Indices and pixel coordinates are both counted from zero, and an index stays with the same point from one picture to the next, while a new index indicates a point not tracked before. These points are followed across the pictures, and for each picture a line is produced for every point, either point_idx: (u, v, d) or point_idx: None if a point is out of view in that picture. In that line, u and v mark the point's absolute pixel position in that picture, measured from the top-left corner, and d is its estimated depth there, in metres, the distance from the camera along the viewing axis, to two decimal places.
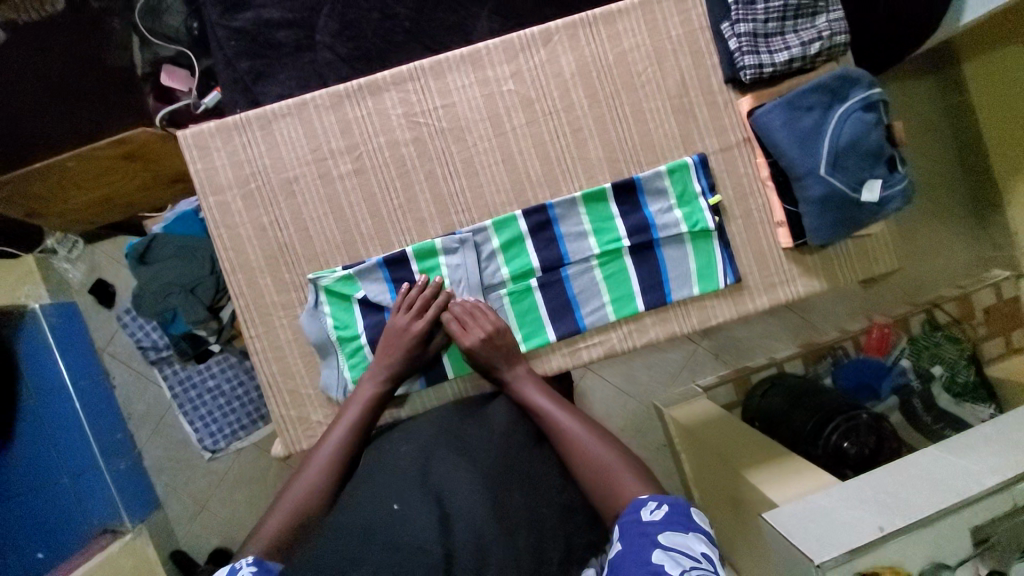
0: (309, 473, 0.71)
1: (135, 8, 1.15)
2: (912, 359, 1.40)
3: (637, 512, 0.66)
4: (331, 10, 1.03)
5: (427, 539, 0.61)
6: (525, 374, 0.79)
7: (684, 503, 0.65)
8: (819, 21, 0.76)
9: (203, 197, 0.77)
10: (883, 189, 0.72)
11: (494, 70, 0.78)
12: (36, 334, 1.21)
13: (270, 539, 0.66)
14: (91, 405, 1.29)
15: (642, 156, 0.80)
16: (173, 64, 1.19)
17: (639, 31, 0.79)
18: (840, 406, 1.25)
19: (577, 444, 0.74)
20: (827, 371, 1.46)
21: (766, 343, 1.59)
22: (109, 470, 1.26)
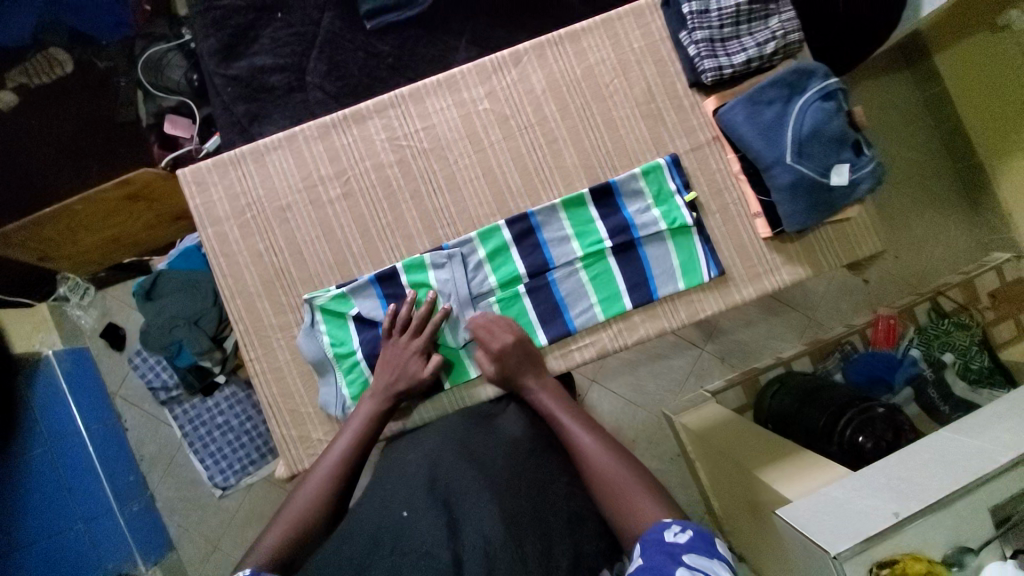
0: (316, 480, 0.71)
1: (138, 67, 1.30)
2: (923, 348, 1.40)
3: (659, 533, 0.60)
4: (319, 53, 1.11)
5: (435, 544, 0.59)
6: (541, 384, 0.80)
7: (709, 530, 0.59)
8: (772, 22, 0.80)
9: (202, 229, 0.82)
10: (852, 172, 0.74)
11: (469, 92, 0.83)
12: (52, 380, 1.26)
13: (275, 548, 0.64)
14: (105, 449, 1.32)
15: (616, 161, 0.84)
16: (175, 114, 1.31)
17: (604, 47, 0.84)
18: (852, 400, 1.23)
19: (583, 452, 0.73)
20: (837, 367, 1.45)
21: (772, 343, 1.55)
22: (122, 513, 1.27)
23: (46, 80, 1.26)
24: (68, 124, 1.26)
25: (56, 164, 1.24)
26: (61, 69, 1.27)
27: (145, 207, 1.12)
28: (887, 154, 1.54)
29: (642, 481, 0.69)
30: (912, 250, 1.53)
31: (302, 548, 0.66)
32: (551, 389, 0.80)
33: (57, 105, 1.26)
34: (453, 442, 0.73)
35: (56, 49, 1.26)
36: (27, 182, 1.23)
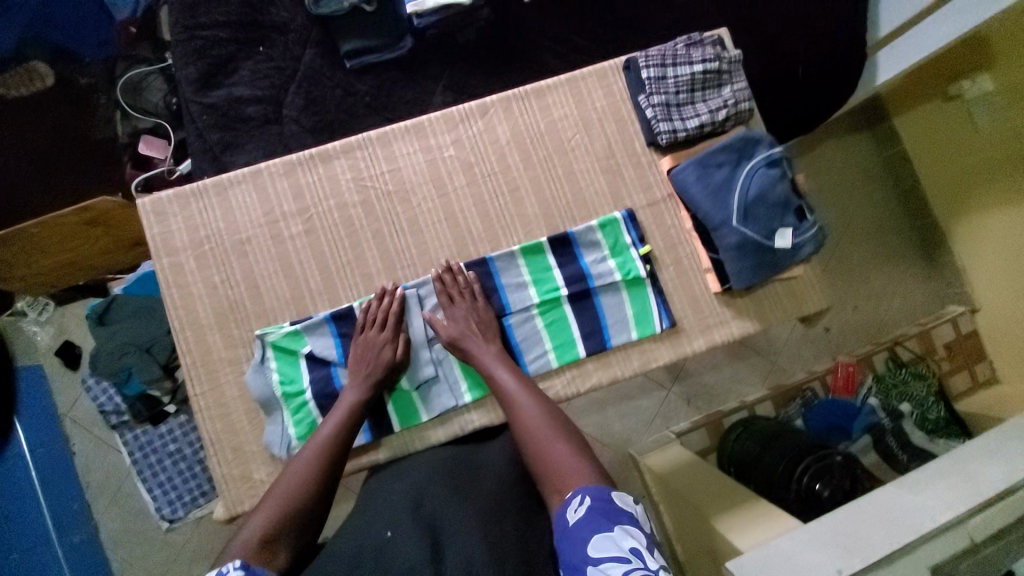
0: (301, 461, 0.71)
1: (117, 87, 1.31)
2: (881, 398, 1.43)
3: (563, 518, 0.61)
4: (297, 88, 1.14)
5: (418, 561, 0.55)
6: (475, 347, 0.78)
7: (604, 490, 0.62)
8: (724, 91, 0.86)
9: (157, 259, 0.81)
10: (795, 236, 0.78)
11: (436, 139, 0.86)
12: None
13: (262, 533, 0.63)
14: (49, 475, 1.26)
15: (576, 211, 0.86)
16: (151, 135, 1.33)
17: (568, 103, 0.88)
18: (813, 446, 1.25)
19: (530, 433, 0.72)
20: (798, 413, 1.47)
21: (737, 388, 1.56)
22: (60, 545, 1.21)
23: (23, 93, 1.21)
24: (40, 139, 1.23)
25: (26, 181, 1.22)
26: (42, 83, 1.23)
27: (102, 233, 1.09)
28: (848, 210, 1.58)
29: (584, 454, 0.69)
30: (871, 302, 1.58)
31: (291, 528, 0.65)
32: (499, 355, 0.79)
33: (24, 117, 1.21)
34: (437, 478, 0.72)
35: (36, 62, 1.20)
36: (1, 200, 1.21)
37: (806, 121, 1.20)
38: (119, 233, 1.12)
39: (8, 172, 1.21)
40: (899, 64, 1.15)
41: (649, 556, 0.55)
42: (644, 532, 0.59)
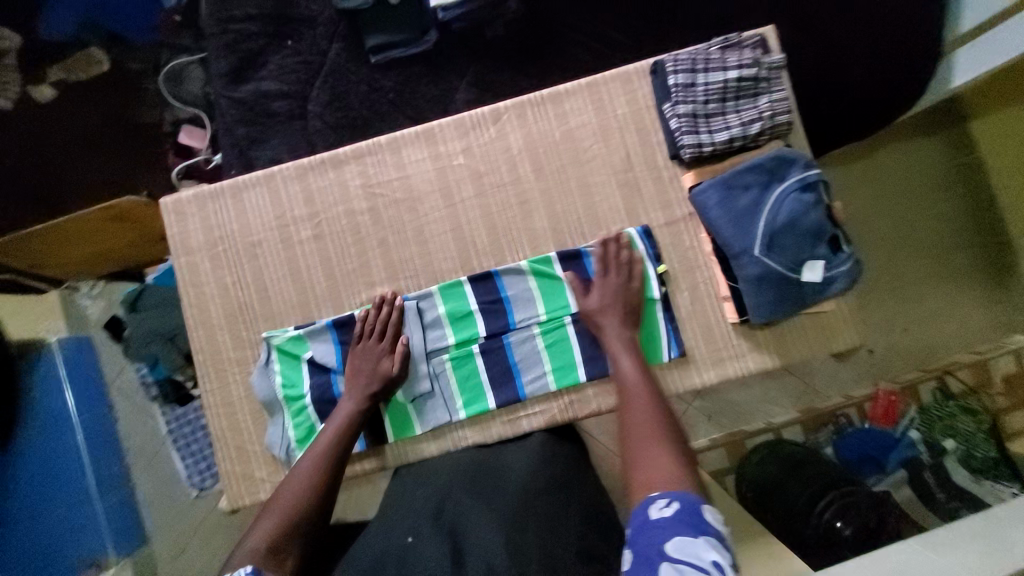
0: (303, 468, 0.74)
1: (161, 79, 1.32)
2: (923, 430, 1.30)
3: (644, 513, 0.60)
4: (322, 82, 1.12)
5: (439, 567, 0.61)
6: (612, 328, 0.77)
7: (695, 500, 0.59)
8: (761, 101, 0.78)
9: (176, 258, 0.85)
10: (826, 269, 0.71)
11: (446, 146, 0.83)
12: (48, 371, 1.33)
13: (269, 539, 0.67)
14: (94, 439, 1.36)
15: (586, 228, 0.82)
16: (191, 125, 1.33)
17: (587, 111, 0.83)
18: (837, 480, 1.17)
19: (636, 427, 0.70)
20: (828, 442, 1.34)
21: (765, 407, 1.41)
22: (100, 504, 1.32)
23: (83, 76, 1.34)
24: (94, 120, 1.35)
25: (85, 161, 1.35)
26: (99, 67, 1.35)
27: (128, 227, 1.12)
28: (906, 222, 1.41)
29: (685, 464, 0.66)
30: (912, 324, 1.41)
31: (298, 533, 0.69)
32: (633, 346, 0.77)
33: (87, 102, 1.35)
34: (462, 481, 0.74)
35: (96, 49, 1.34)
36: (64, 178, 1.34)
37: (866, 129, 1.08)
38: (146, 227, 1.14)
39: (70, 150, 1.35)
40: (977, 67, 1.01)
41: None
42: (727, 550, 0.56)
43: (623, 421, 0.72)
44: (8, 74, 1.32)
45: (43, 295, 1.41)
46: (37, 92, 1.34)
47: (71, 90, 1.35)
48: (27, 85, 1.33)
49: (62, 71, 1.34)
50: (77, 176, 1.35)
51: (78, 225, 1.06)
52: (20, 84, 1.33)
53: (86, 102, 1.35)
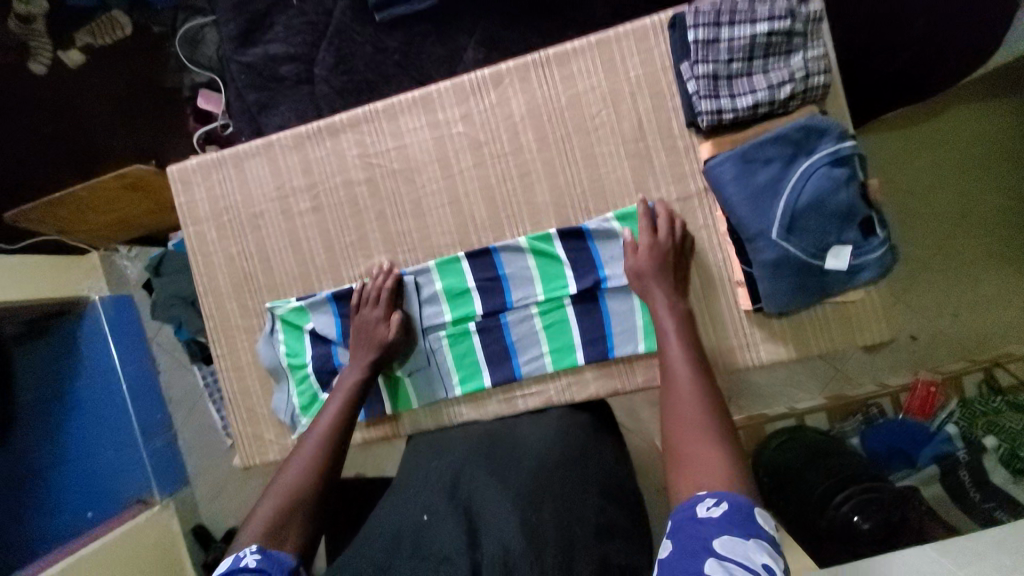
0: (307, 449, 0.72)
1: (178, 44, 1.28)
2: (963, 425, 1.14)
3: (690, 510, 0.55)
4: (328, 43, 1.08)
5: (453, 550, 0.59)
6: (659, 294, 0.72)
7: (747, 502, 0.54)
8: (794, 60, 0.68)
9: (185, 227, 0.86)
10: (855, 256, 0.64)
11: (444, 113, 0.79)
12: (92, 324, 1.41)
13: (270, 521, 0.65)
14: (138, 389, 1.45)
15: (592, 203, 0.77)
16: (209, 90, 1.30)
17: (595, 72, 0.76)
18: (861, 473, 1.05)
19: (682, 425, 0.64)
20: (855, 431, 1.22)
21: (789, 391, 1.32)
22: (145, 448, 1.42)
23: (109, 42, 1.35)
24: (121, 86, 1.38)
25: (117, 127, 1.39)
26: (123, 32, 1.35)
27: (144, 196, 1.17)
28: (965, 196, 1.25)
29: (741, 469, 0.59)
30: (965, 309, 1.26)
31: (300, 515, 0.67)
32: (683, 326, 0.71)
33: (113, 67, 1.38)
34: (476, 457, 0.72)
35: (117, 12, 1.32)
36: (98, 142, 1.39)
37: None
38: (161, 196, 1.19)
39: (101, 115, 1.39)
40: None
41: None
42: (779, 558, 0.52)
43: (668, 417, 0.66)
44: (37, 38, 1.33)
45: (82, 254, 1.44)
46: (67, 57, 1.36)
47: (98, 56, 1.37)
48: (57, 51, 1.35)
49: (89, 36, 1.34)
50: (110, 143, 1.39)
51: (99, 193, 1.10)
52: (52, 50, 1.35)
53: (113, 66, 1.38)
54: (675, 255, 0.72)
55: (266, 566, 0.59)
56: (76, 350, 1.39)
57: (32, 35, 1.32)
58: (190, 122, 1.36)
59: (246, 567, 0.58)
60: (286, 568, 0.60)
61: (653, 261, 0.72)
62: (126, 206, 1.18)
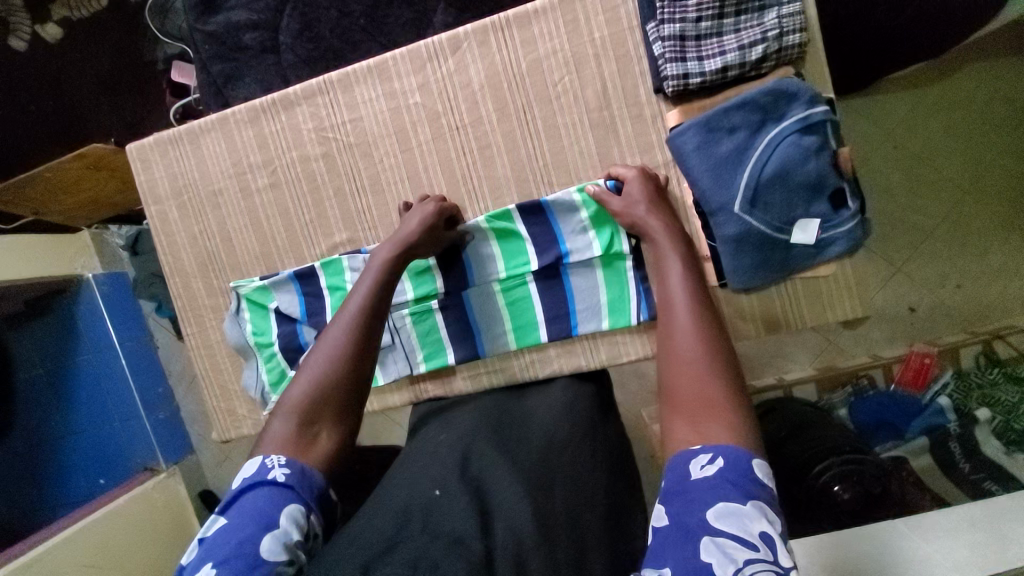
0: (331, 337, 0.66)
1: (151, 15, 1.22)
2: (957, 397, 1.05)
3: (682, 469, 0.50)
4: (293, 8, 0.92)
5: (466, 532, 0.51)
6: (647, 218, 0.66)
7: (745, 455, 0.49)
8: (767, 18, 0.63)
9: (146, 207, 0.84)
10: (823, 230, 0.62)
11: (400, 82, 0.75)
12: (89, 302, 1.37)
13: (298, 417, 0.61)
14: (138, 363, 1.43)
15: (554, 176, 0.74)
16: (184, 62, 1.20)
17: (557, 35, 0.71)
18: (842, 443, 0.95)
19: (678, 362, 0.57)
20: (843, 403, 1.12)
21: (778, 361, 1.23)
22: (148, 420, 1.41)
23: (85, 14, 1.32)
24: (102, 60, 1.33)
25: (97, 103, 1.34)
26: (98, 3, 1.31)
27: (109, 174, 1.17)
28: (975, 162, 1.17)
29: (746, 423, 0.52)
30: (979, 278, 1.17)
31: (328, 408, 0.62)
32: (679, 245, 0.65)
33: (87, 39, 1.33)
34: (485, 429, 0.66)
35: None
36: (77, 118, 1.35)
37: (950, 39, 0.81)
38: (125, 173, 1.18)
39: (79, 89, 1.34)
40: None
41: (780, 550, 0.44)
42: (778, 515, 0.47)
43: (665, 354, 0.59)
44: (17, 14, 1.33)
45: (73, 231, 1.40)
46: (44, 30, 1.33)
47: (74, 28, 1.33)
48: (35, 26, 1.33)
49: (65, 10, 1.32)
50: (94, 119, 1.35)
51: (63, 172, 1.10)
52: (30, 24, 1.33)
53: (84, 39, 1.33)
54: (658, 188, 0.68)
55: (294, 483, 0.56)
56: (75, 327, 1.36)
57: (12, 11, 1.33)
58: (167, 95, 1.30)
59: (274, 482, 0.55)
60: (314, 489, 0.57)
61: (644, 201, 0.67)
62: (95, 183, 1.18)
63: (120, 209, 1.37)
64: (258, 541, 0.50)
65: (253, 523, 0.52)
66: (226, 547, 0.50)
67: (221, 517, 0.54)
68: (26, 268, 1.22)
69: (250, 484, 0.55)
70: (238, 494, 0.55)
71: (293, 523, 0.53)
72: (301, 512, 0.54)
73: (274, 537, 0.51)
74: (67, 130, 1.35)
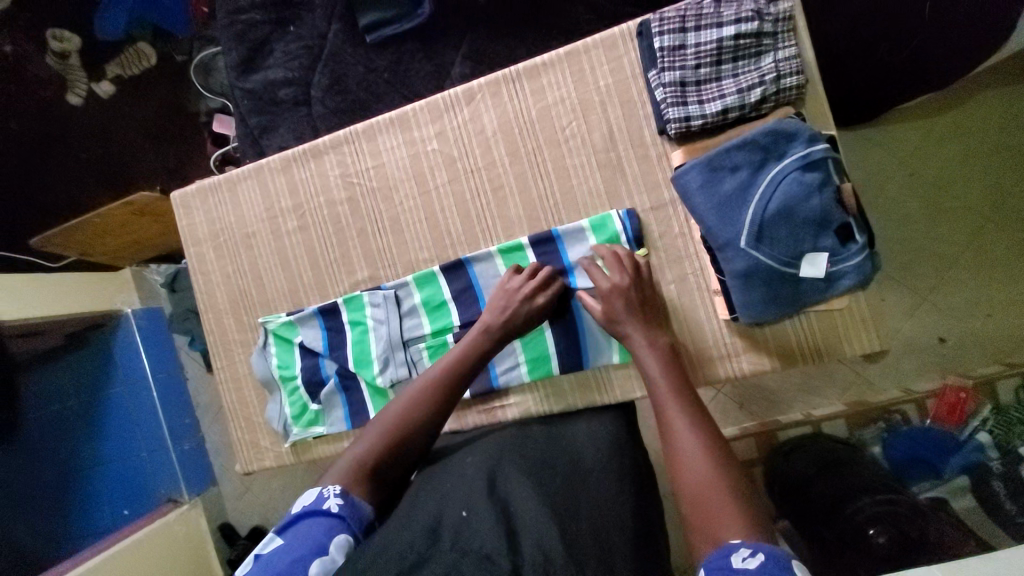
0: (405, 397, 0.70)
1: (193, 71, 1.33)
2: (998, 433, 0.95)
3: (722, 559, 0.49)
4: (324, 65, 0.99)
5: (495, 549, 0.50)
6: (636, 333, 0.70)
7: (782, 555, 0.48)
8: (764, 62, 0.67)
9: (186, 249, 0.91)
10: (831, 263, 0.63)
11: (419, 131, 0.80)
12: (126, 336, 1.45)
13: (367, 455, 0.65)
14: (169, 396, 1.49)
15: (565, 213, 0.77)
16: (224, 114, 1.29)
17: (565, 83, 0.75)
18: (875, 484, 0.96)
19: (685, 467, 0.60)
20: (876, 440, 1.08)
21: (805, 397, 1.19)
22: (174, 451, 1.46)
23: (135, 72, 1.45)
24: (150, 112, 1.46)
25: (143, 148, 1.47)
26: (147, 62, 1.45)
27: (152, 219, 1.25)
28: (996, 188, 1.16)
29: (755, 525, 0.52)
30: (1012, 305, 1.13)
31: (393, 452, 0.66)
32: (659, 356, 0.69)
33: (135, 93, 1.46)
34: (505, 455, 0.66)
35: (143, 45, 1.43)
36: (124, 166, 1.47)
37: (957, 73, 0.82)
38: (166, 217, 1.27)
39: (129, 140, 1.47)
40: None
41: None
42: None
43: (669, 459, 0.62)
44: (75, 73, 1.45)
45: (116, 271, 1.49)
46: (99, 88, 1.46)
47: (126, 86, 1.47)
48: (91, 83, 1.46)
49: (117, 68, 1.45)
50: (142, 166, 1.47)
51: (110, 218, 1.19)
52: (87, 82, 1.46)
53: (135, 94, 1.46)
54: (638, 293, 0.71)
55: (347, 513, 0.59)
56: (109, 362, 1.43)
57: (70, 70, 1.44)
58: (207, 145, 1.41)
59: (330, 512, 0.59)
60: (364, 521, 0.60)
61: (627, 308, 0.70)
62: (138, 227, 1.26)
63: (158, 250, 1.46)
64: (308, 563, 0.54)
65: (308, 546, 0.55)
66: (281, 564, 0.54)
67: (278, 537, 0.57)
68: (61, 306, 1.28)
69: (309, 510, 0.59)
70: (297, 517, 0.59)
71: (340, 554, 0.56)
72: (350, 543, 0.57)
73: (323, 563, 0.54)
74: (117, 177, 1.47)
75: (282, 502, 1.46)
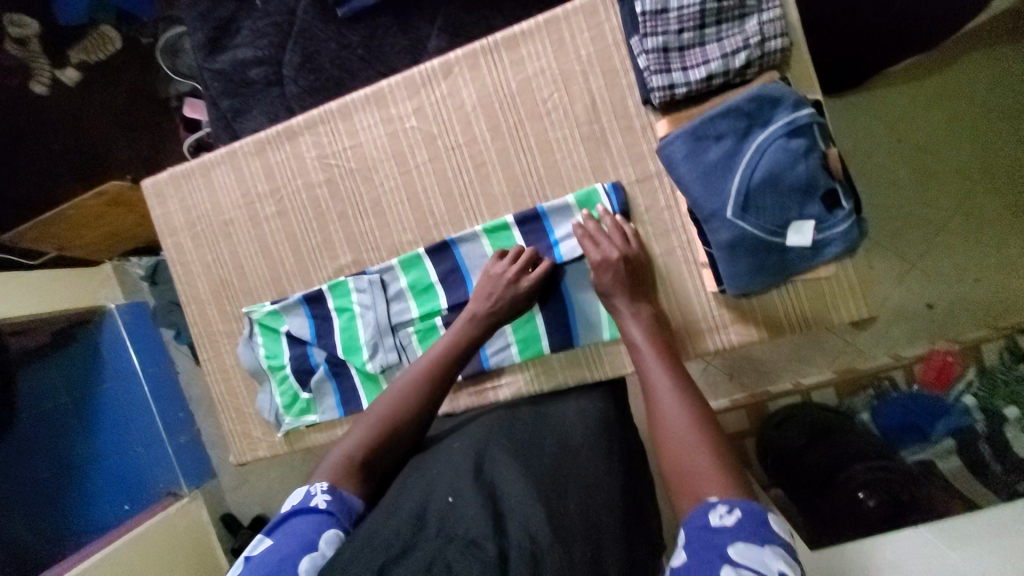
0: (394, 392, 0.70)
1: (161, 53, 1.27)
2: (982, 395, 0.95)
3: (701, 518, 0.50)
4: (295, 41, 0.95)
5: (480, 533, 0.51)
6: (628, 316, 0.70)
7: (760, 509, 0.49)
8: (748, 24, 0.65)
9: (163, 239, 0.88)
10: (818, 231, 0.62)
11: (397, 108, 0.78)
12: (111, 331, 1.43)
13: (355, 449, 0.65)
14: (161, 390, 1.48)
15: (549, 188, 0.75)
16: (196, 97, 1.25)
17: (546, 54, 0.73)
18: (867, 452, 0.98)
19: (671, 442, 0.60)
20: (865, 407, 1.09)
21: (796, 366, 1.20)
22: (171, 445, 1.45)
23: (100, 57, 1.39)
24: (120, 100, 1.40)
25: (116, 138, 1.42)
26: (112, 46, 1.38)
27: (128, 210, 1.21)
28: (983, 152, 1.15)
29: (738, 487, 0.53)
30: (998, 269, 1.14)
31: (382, 446, 0.66)
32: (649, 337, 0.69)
33: (103, 80, 1.40)
34: (494, 437, 0.66)
35: (106, 28, 1.37)
36: (98, 158, 1.43)
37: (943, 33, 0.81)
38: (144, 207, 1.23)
39: (100, 130, 1.41)
40: None
41: None
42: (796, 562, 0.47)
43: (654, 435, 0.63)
44: (37, 59, 1.38)
45: (97, 265, 1.46)
46: (64, 75, 1.40)
47: (92, 72, 1.40)
48: (54, 70, 1.39)
49: (82, 53, 1.38)
50: (115, 156, 1.42)
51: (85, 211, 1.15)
52: (50, 70, 1.39)
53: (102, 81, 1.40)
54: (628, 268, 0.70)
55: (335, 509, 0.58)
56: (99, 357, 1.41)
57: (33, 57, 1.38)
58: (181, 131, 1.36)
59: (318, 508, 0.58)
60: (354, 515, 0.60)
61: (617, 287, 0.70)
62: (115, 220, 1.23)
63: (138, 242, 1.43)
64: (298, 560, 0.52)
65: (297, 543, 0.54)
66: (269, 563, 0.52)
67: (266, 538, 0.56)
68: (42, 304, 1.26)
69: (296, 508, 0.58)
70: (285, 517, 0.58)
71: (330, 549, 0.55)
72: (340, 538, 0.57)
73: (313, 559, 0.53)
74: (90, 169, 1.43)
75: (281, 490, 1.47)
